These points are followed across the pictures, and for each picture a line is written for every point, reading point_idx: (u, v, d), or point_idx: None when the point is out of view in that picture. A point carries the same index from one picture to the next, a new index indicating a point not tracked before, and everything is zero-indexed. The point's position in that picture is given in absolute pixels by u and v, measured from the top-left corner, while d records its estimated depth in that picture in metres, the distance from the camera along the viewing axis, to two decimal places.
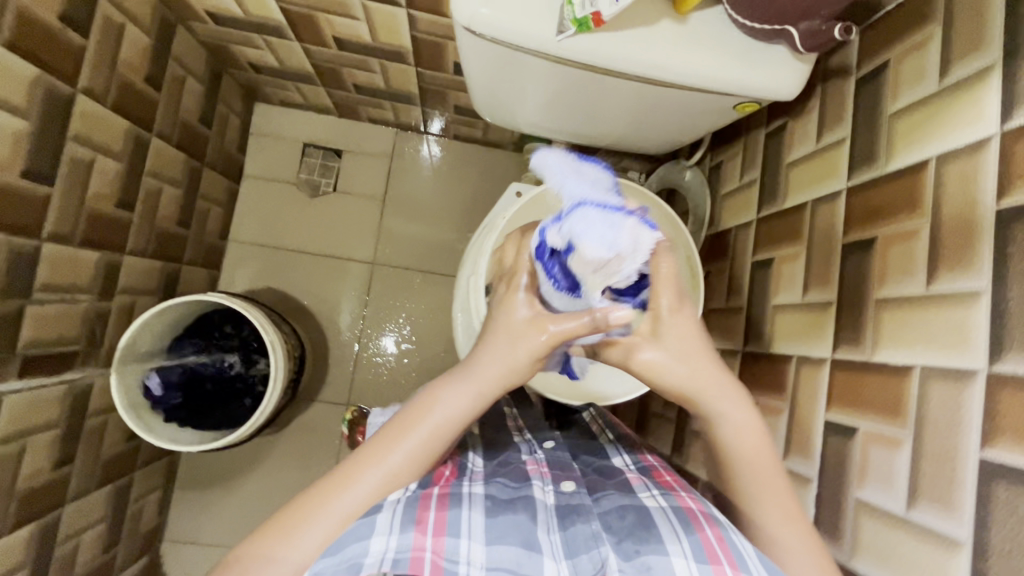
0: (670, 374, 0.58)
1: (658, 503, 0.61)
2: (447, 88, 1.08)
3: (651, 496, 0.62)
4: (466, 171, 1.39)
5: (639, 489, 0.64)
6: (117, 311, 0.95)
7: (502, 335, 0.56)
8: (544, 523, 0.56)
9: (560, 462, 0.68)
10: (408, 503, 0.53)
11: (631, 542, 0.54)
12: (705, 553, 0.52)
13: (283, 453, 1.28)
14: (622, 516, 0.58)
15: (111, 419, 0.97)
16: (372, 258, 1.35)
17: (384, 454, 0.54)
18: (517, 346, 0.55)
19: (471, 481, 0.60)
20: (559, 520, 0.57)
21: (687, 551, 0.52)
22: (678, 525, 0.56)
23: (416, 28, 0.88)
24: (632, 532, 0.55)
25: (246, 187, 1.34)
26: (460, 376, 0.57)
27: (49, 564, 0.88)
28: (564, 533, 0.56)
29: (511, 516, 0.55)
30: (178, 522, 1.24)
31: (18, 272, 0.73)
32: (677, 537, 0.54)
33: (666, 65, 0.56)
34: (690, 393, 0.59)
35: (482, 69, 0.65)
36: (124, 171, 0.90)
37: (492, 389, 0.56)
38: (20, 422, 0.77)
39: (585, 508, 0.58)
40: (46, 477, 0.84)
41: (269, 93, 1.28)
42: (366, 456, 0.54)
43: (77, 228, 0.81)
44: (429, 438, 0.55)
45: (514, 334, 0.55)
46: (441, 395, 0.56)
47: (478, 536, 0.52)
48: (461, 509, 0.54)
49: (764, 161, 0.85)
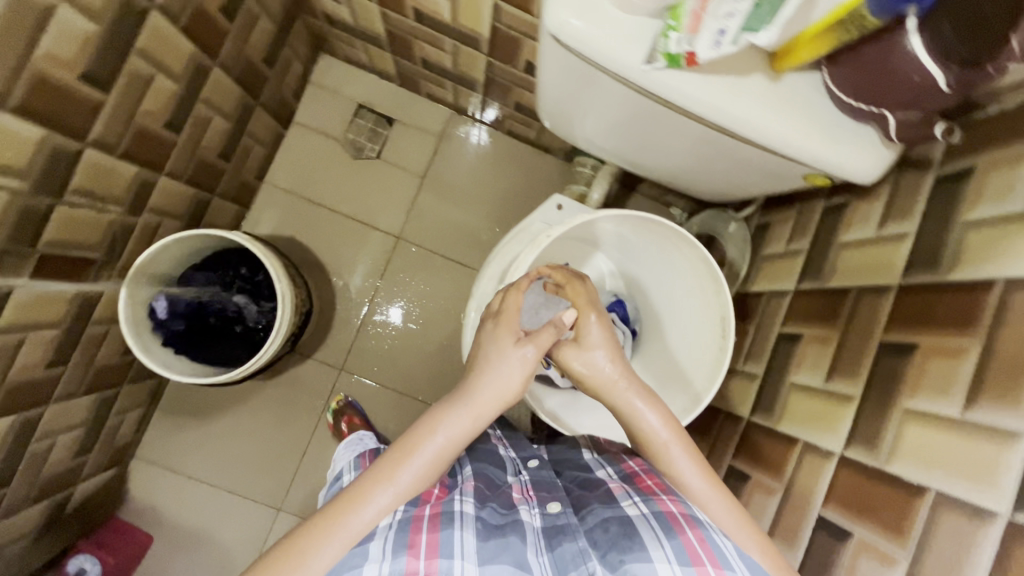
0: (602, 373, 0.72)
1: (640, 509, 0.62)
2: (513, 84, 1.06)
3: (633, 504, 0.63)
4: (511, 168, 1.37)
5: (621, 497, 0.65)
6: (141, 228, 0.95)
7: (504, 368, 0.68)
8: (533, 544, 0.61)
9: (546, 483, 0.72)
10: (400, 529, 0.58)
11: (615, 553, 0.57)
12: (688, 556, 0.56)
13: (268, 402, 1.28)
14: (606, 528, 0.60)
15: (111, 332, 0.98)
16: (399, 232, 1.34)
17: (392, 473, 0.60)
18: (512, 373, 0.68)
19: (462, 497, 0.64)
20: (547, 540, 0.61)
21: (670, 556, 0.56)
22: (659, 530, 0.58)
23: (498, 19, 0.86)
24: (615, 542, 0.58)
25: (292, 135, 1.34)
26: (461, 403, 0.66)
27: (20, 457, 0.89)
28: (552, 553, 0.60)
29: (502, 539, 0.59)
30: (152, 443, 1.25)
31: (56, 170, 0.72)
32: (660, 543, 0.57)
33: (752, 121, 0.54)
34: (602, 385, 0.72)
35: (556, 79, 0.63)
36: (179, 93, 0.89)
37: (484, 415, 0.67)
38: (25, 316, 0.77)
39: (571, 528, 0.62)
40: (37, 374, 0.84)
41: (337, 47, 1.28)
42: (375, 476, 0.60)
43: (122, 140, 0.81)
44: (434, 460, 0.63)
45: (503, 354, 0.69)
46: (442, 421, 0.65)
47: (471, 557, 0.57)
48: (452, 532, 0.59)
49: (816, 234, 0.82)
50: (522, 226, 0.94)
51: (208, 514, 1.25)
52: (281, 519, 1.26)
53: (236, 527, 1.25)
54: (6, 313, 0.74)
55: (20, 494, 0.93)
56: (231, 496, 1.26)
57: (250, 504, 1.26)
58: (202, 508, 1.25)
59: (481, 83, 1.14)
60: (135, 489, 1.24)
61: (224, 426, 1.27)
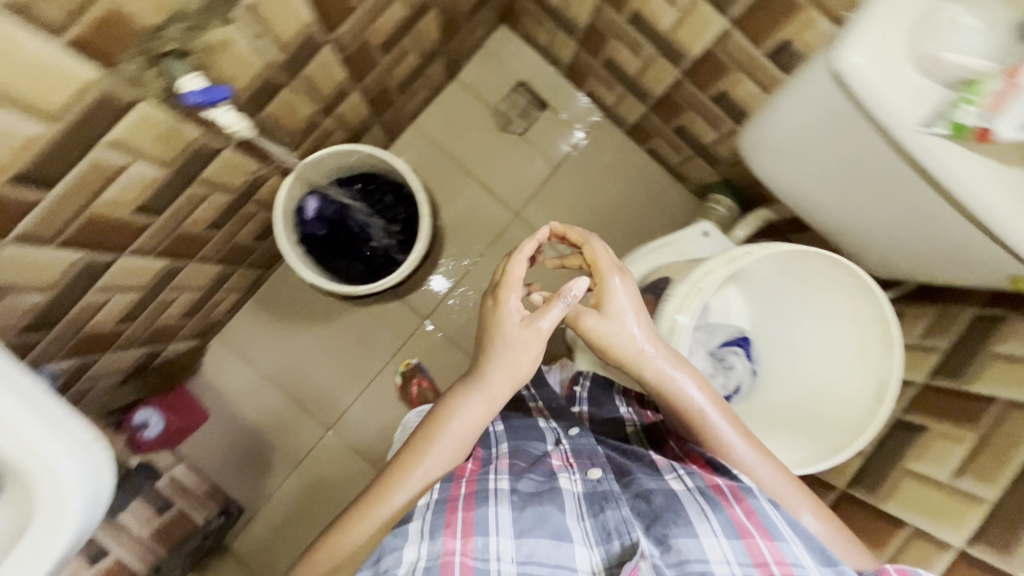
0: (627, 341, 0.72)
1: (684, 484, 0.67)
2: (692, 108, 1.09)
3: (677, 479, 0.68)
4: (640, 185, 1.41)
5: (665, 471, 0.70)
6: (321, 130, 1.00)
7: (512, 347, 0.72)
8: (574, 511, 0.64)
9: (583, 450, 0.75)
10: (436, 511, 0.61)
11: (660, 527, 0.61)
12: (735, 528, 0.61)
13: (350, 326, 1.32)
14: (649, 501, 0.65)
15: (259, 214, 1.03)
16: (518, 210, 1.39)
17: (420, 455, 0.70)
18: (520, 352, 0.72)
19: (497, 474, 0.67)
20: (590, 506, 0.65)
21: (716, 530, 0.60)
22: (706, 505, 0.63)
23: (721, 44, 0.89)
24: (659, 515, 0.63)
25: (450, 89, 1.38)
26: (480, 379, 0.73)
27: (152, 300, 0.93)
28: (595, 519, 0.63)
29: (539, 508, 0.62)
30: (235, 328, 1.30)
31: (302, 56, 0.77)
32: (706, 518, 0.62)
33: (1000, 205, 0.58)
34: (630, 357, 0.73)
35: (798, 112, 0.67)
36: (404, 21, 0.94)
37: (498, 395, 0.73)
38: (219, 176, 0.82)
39: (614, 495, 0.66)
40: (199, 231, 0.89)
41: (522, 23, 1.32)
42: (406, 459, 0.70)
43: (351, 47, 0.86)
44: (457, 434, 0.71)
45: (512, 335, 0.72)
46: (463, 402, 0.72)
47: (507, 531, 0.59)
48: (486, 509, 0.61)
49: (959, 336, 0.84)
50: (668, 240, 0.98)
51: (264, 409, 1.30)
52: (328, 438, 1.31)
53: (286, 431, 1.29)
54: (211, 167, 0.79)
55: (136, 334, 0.98)
56: (290, 401, 1.30)
57: (304, 415, 1.30)
58: (260, 403, 1.29)
59: (655, 98, 1.17)
60: (207, 364, 1.29)
61: (304, 335, 1.32)
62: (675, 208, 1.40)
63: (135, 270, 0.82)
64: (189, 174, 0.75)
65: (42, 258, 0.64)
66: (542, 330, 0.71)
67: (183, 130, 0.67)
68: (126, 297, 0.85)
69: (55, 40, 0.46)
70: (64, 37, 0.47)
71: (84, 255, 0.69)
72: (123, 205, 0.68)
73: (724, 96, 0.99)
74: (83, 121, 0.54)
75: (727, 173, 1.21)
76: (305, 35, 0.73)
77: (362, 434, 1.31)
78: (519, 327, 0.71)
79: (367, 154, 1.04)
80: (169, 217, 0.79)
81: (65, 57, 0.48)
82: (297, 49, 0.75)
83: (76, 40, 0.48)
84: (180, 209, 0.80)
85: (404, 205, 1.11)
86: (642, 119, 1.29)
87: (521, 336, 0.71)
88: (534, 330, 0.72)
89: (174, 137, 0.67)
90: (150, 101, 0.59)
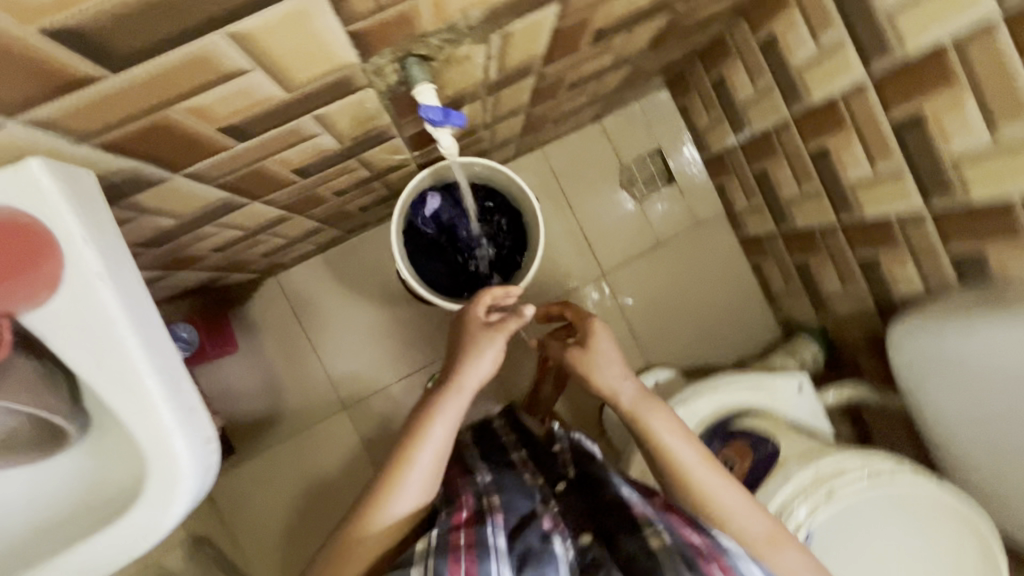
0: (603, 376, 0.80)
1: (663, 540, 0.66)
2: (832, 257, 1.05)
3: (656, 532, 0.67)
4: (730, 293, 1.38)
5: (646, 522, 0.69)
6: (475, 137, 0.96)
7: (474, 360, 0.76)
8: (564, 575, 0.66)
9: (578, 509, 0.76)
10: (439, 558, 0.62)
11: None
12: None
13: (406, 318, 1.29)
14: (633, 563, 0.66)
15: (378, 192, 0.99)
16: (606, 270, 1.35)
17: (395, 475, 0.69)
18: (481, 366, 0.76)
19: (495, 527, 0.67)
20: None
21: None
22: (685, 564, 0.63)
23: (905, 222, 0.85)
24: None
25: (589, 128, 1.34)
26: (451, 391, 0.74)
27: (249, 238, 0.89)
28: None
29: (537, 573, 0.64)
30: (295, 277, 1.26)
31: (511, 81, 0.74)
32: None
33: None
34: (611, 397, 0.80)
35: None
36: (602, 69, 0.90)
37: (461, 406, 0.74)
38: (373, 156, 0.78)
39: (604, 562, 0.67)
40: (325, 195, 0.85)
41: (687, 95, 1.28)
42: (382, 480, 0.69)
43: (550, 81, 0.82)
44: (438, 444, 0.71)
45: (481, 349, 0.76)
46: (432, 426, 0.71)
47: None
48: (490, 566, 0.63)
49: None
50: (762, 381, 0.96)
51: (291, 365, 1.26)
52: (339, 414, 1.27)
53: (304, 394, 1.27)
54: (375, 150, 0.75)
55: (216, 261, 0.94)
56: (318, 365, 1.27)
57: (327, 384, 1.27)
58: (289, 357, 1.26)
59: (793, 227, 1.13)
60: (254, 301, 1.25)
61: (358, 310, 1.28)
62: (754, 328, 1.38)
63: (254, 215, 0.78)
64: (355, 151, 0.71)
65: (195, 193, 0.60)
66: (494, 349, 0.76)
67: (379, 117, 0.63)
68: (232, 233, 0.82)
69: (344, 28, 0.42)
70: (353, 26, 0.42)
71: (228, 197, 0.65)
72: (287, 165, 0.64)
73: (876, 265, 0.95)
74: (311, 95, 0.50)
75: (828, 324, 1.17)
76: (527, 64, 0.69)
77: (373, 424, 1.28)
78: (479, 348, 0.76)
79: (506, 178, 1.01)
80: (313, 181, 0.75)
81: (341, 42, 0.44)
82: (512, 74, 0.71)
83: (360, 31, 0.43)
84: (325, 175, 0.75)
85: (516, 235, 1.07)
86: (765, 236, 1.25)
87: (483, 351, 0.76)
88: (489, 349, 0.76)
89: (367, 121, 0.62)
90: (374, 89, 0.55)
